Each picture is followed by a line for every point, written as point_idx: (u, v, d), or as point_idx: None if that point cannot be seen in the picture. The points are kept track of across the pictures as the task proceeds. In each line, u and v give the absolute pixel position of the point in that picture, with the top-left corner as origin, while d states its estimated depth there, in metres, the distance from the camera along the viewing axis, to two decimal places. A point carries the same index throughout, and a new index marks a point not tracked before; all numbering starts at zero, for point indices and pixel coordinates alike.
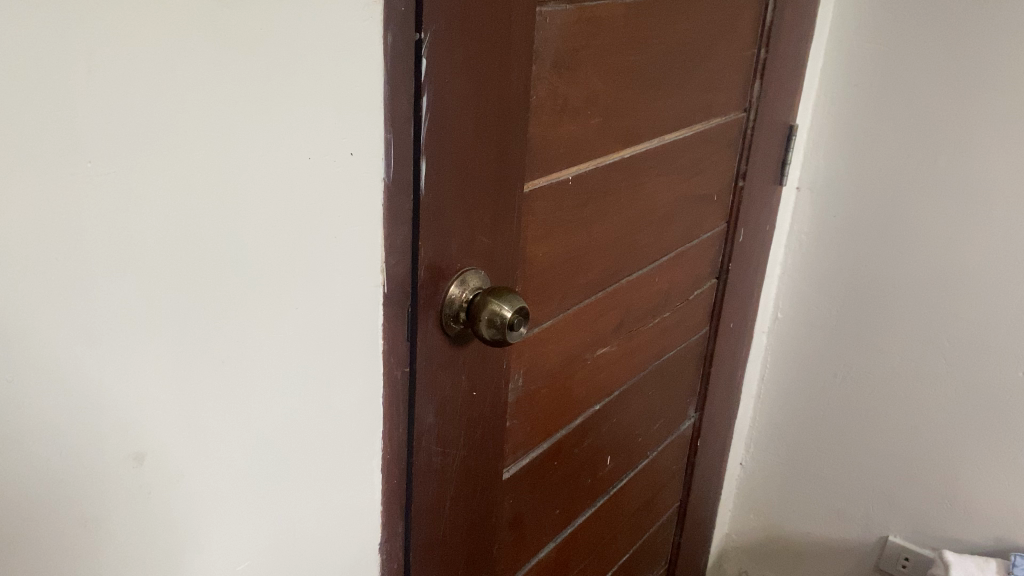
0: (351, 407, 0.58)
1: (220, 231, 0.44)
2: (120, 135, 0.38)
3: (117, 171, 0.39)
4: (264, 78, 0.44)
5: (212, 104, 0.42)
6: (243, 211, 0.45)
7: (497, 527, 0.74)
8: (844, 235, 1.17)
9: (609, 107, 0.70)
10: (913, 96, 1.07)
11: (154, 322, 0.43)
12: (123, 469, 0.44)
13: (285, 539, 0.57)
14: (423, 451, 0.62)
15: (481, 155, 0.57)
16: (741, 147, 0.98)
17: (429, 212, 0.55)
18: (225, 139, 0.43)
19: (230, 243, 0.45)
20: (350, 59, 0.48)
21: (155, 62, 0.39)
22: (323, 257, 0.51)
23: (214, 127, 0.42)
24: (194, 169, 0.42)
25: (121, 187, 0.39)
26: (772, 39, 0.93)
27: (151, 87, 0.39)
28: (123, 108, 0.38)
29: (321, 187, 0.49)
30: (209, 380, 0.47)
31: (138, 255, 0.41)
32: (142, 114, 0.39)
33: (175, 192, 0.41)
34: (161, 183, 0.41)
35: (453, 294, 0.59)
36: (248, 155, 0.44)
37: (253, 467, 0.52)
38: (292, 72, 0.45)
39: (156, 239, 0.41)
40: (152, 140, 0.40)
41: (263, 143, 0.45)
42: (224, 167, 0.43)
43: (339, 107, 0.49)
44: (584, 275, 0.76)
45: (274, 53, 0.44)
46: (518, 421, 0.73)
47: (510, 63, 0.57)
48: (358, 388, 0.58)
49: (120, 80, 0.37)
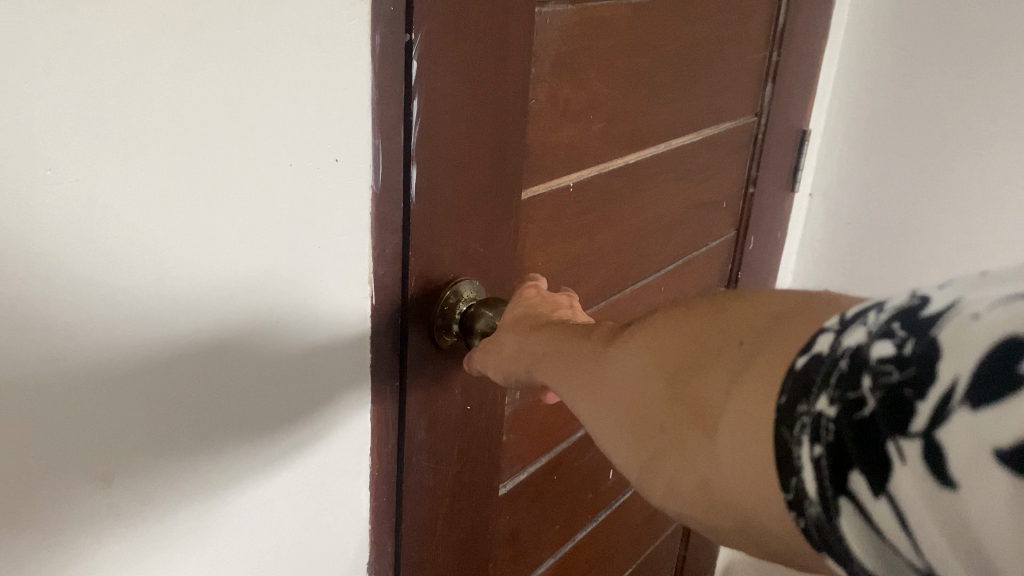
0: (341, 423, 0.55)
1: (194, 239, 0.42)
2: (86, 142, 0.36)
3: (82, 180, 0.37)
4: (243, 80, 0.41)
5: (183, 107, 0.39)
6: (220, 218, 0.43)
7: (493, 544, 0.72)
8: (856, 242, 1.18)
9: (613, 112, 0.68)
10: (929, 98, 1.06)
11: (119, 334, 0.41)
12: (90, 486, 0.43)
13: (266, 559, 0.54)
14: (414, 466, 0.60)
15: (475, 159, 0.55)
16: (752, 152, 0.95)
17: (419, 219, 0.53)
18: (199, 144, 0.41)
19: (205, 253, 0.43)
20: (337, 59, 0.45)
21: (126, 64, 0.37)
22: (308, 269, 0.49)
23: (185, 131, 0.40)
24: (166, 176, 0.40)
25: (85, 196, 0.37)
26: (784, 41, 0.91)
27: (117, 91, 0.37)
28: (86, 114, 0.36)
29: (307, 196, 0.47)
30: (181, 396, 0.45)
31: (101, 266, 0.39)
32: (108, 119, 0.37)
33: (146, 200, 0.39)
34: (129, 191, 0.39)
35: (447, 305, 0.57)
36: (224, 160, 0.42)
37: (231, 484, 0.50)
38: (275, 74, 0.43)
39: (124, 246, 0.40)
40: (119, 146, 0.38)
41: (240, 149, 0.42)
42: (198, 174, 0.41)
43: (325, 111, 0.46)
44: (586, 284, 0.73)
45: (254, 52, 0.41)
46: (516, 435, 0.71)
47: (507, 63, 0.54)
48: (346, 405, 0.55)
49: (82, 83, 0.35)
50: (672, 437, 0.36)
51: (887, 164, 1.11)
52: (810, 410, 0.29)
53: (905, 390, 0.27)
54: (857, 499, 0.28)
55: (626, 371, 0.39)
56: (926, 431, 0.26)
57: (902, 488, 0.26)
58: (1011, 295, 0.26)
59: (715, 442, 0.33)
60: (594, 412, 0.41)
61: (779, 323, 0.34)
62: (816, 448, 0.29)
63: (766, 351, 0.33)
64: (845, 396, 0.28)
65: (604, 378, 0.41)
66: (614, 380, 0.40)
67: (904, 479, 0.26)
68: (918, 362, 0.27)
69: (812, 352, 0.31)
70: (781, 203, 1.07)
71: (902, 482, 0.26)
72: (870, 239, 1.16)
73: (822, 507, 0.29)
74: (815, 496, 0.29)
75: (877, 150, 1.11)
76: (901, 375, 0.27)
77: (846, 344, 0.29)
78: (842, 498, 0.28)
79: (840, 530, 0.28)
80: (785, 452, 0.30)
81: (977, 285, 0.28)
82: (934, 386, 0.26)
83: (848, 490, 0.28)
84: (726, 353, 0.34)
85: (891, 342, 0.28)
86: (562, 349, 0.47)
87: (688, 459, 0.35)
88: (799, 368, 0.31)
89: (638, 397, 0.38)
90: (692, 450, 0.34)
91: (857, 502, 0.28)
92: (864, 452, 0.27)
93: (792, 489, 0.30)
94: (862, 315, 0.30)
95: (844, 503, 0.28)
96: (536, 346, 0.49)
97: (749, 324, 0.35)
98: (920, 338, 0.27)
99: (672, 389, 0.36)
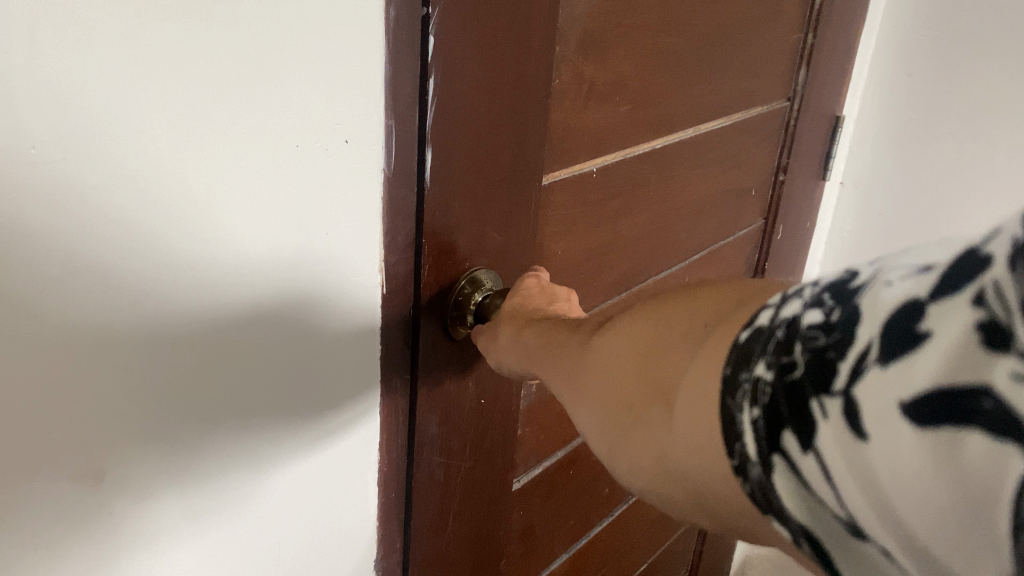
0: (349, 418, 0.53)
1: (190, 223, 0.40)
2: (71, 120, 0.34)
3: (69, 159, 0.35)
4: (246, 55, 0.39)
5: (181, 83, 0.37)
6: (221, 198, 0.41)
7: (505, 541, 0.69)
8: (888, 233, 1.14)
9: (640, 94, 0.65)
10: (969, 86, 1.01)
11: (112, 325, 0.39)
12: (83, 481, 0.41)
13: (268, 556, 0.52)
14: (424, 463, 0.57)
15: (494, 142, 0.52)
16: (784, 138, 0.92)
17: (433, 205, 0.50)
18: (197, 122, 0.38)
19: (202, 238, 0.41)
20: (349, 34, 0.43)
21: (116, 36, 0.34)
22: (315, 254, 0.46)
23: (183, 109, 0.37)
24: (161, 155, 0.37)
25: (72, 177, 0.35)
26: (819, 23, 0.87)
27: (108, 65, 0.34)
28: (74, 88, 0.34)
29: (314, 179, 0.44)
30: (180, 389, 0.43)
31: (90, 251, 0.37)
32: (98, 94, 0.34)
33: (139, 180, 0.37)
34: (119, 170, 0.36)
35: (464, 295, 0.54)
36: (225, 137, 0.39)
37: (232, 479, 0.48)
38: (280, 49, 0.40)
39: (114, 229, 0.37)
40: (109, 123, 0.35)
41: (242, 128, 0.40)
42: (195, 153, 0.39)
43: (332, 89, 0.43)
44: (606, 275, 0.71)
45: (257, 24, 0.39)
46: (530, 429, 0.68)
47: (530, 41, 0.51)
48: (355, 399, 0.53)
49: (68, 55, 0.33)
50: (639, 419, 0.35)
51: (922, 154, 1.07)
52: (751, 376, 0.29)
53: (830, 352, 0.27)
54: (789, 457, 0.27)
55: (604, 358, 0.39)
56: (846, 389, 0.26)
57: (825, 443, 0.26)
58: (923, 263, 0.26)
59: (674, 422, 0.33)
60: (574, 393, 0.41)
61: (742, 307, 0.33)
62: (755, 412, 0.28)
63: (721, 331, 0.32)
64: (780, 362, 0.28)
65: (592, 368, 0.40)
66: (598, 368, 0.39)
67: (826, 435, 0.26)
68: (842, 327, 0.27)
69: (757, 325, 0.30)
70: (811, 191, 1.04)
71: (824, 437, 0.26)
72: (901, 231, 1.13)
73: (762, 467, 0.28)
74: (756, 457, 0.28)
75: (913, 138, 1.07)
76: (827, 340, 0.27)
77: (783, 315, 0.29)
78: (776, 456, 0.28)
79: (775, 489, 0.28)
80: (730, 420, 0.30)
81: (900, 255, 0.28)
82: (854, 347, 0.26)
83: (781, 449, 0.28)
84: (685, 337, 0.34)
85: (820, 310, 0.28)
86: (552, 342, 0.46)
87: (652, 440, 0.34)
88: (745, 340, 0.30)
89: (613, 382, 0.38)
90: (653, 431, 0.34)
91: (789, 460, 0.27)
92: (795, 413, 0.27)
93: (737, 454, 0.29)
94: (799, 289, 0.30)
95: (778, 462, 0.28)
96: (529, 341, 0.48)
97: (717, 306, 0.34)
98: (846, 306, 0.27)
99: (640, 371, 0.36)
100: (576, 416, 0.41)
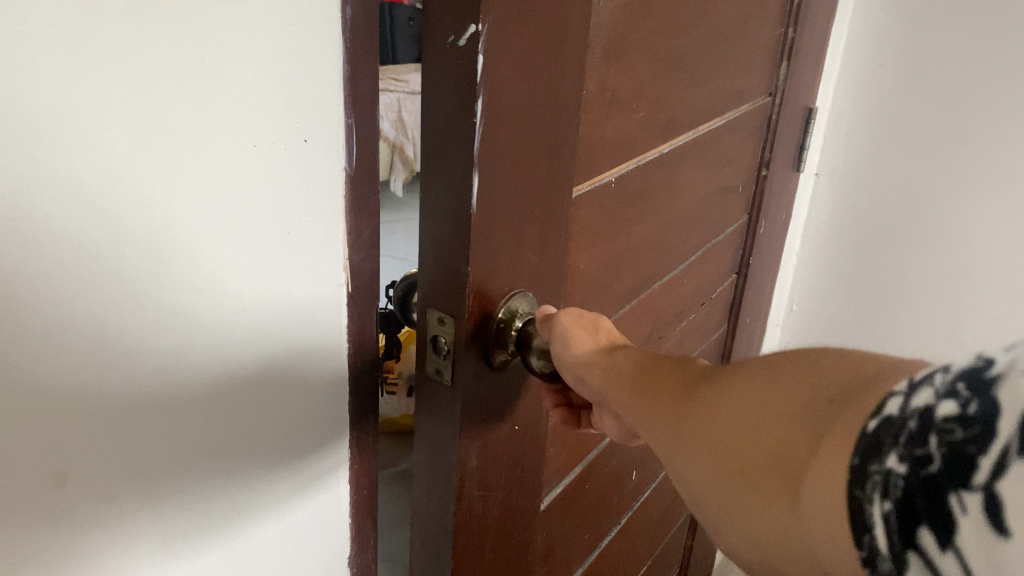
0: (322, 419, 0.52)
1: (153, 225, 0.39)
2: (22, 125, 0.33)
3: (25, 160, 0.33)
4: (202, 53, 0.38)
5: (138, 81, 0.36)
6: (179, 200, 0.39)
7: (529, 564, 0.67)
8: (863, 219, 1.17)
9: (652, 99, 0.63)
10: (936, 75, 1.04)
11: (71, 330, 0.37)
12: (44, 490, 0.39)
13: (238, 556, 0.51)
14: (466, 498, 0.54)
15: (529, 158, 0.49)
16: (765, 133, 0.92)
17: (476, 230, 0.47)
18: (153, 121, 0.37)
19: (164, 238, 0.39)
20: (305, 29, 0.42)
21: (73, 35, 0.33)
22: (278, 252, 0.45)
23: (138, 110, 0.36)
24: (117, 157, 0.36)
25: (31, 176, 0.34)
26: (799, 17, 0.87)
27: (61, 67, 0.33)
28: (31, 89, 0.33)
29: (274, 177, 0.43)
30: (143, 394, 0.41)
31: (55, 249, 0.36)
32: (51, 94, 0.33)
33: (95, 181, 0.36)
34: (75, 171, 0.35)
35: (501, 321, 0.51)
36: (183, 137, 0.38)
37: (205, 484, 0.46)
38: (243, 47, 0.39)
39: (74, 229, 0.36)
40: (63, 125, 0.34)
41: (202, 127, 0.39)
42: (151, 154, 0.37)
43: (291, 85, 0.42)
44: (619, 284, 0.69)
45: (213, 22, 0.37)
46: (553, 449, 0.66)
47: (563, 51, 0.49)
48: (324, 401, 0.52)
49: (23, 56, 0.32)
50: (757, 490, 0.33)
51: (894, 140, 1.10)
52: (880, 468, 0.27)
53: (970, 447, 0.25)
54: (926, 555, 0.26)
55: (709, 414, 0.37)
56: (992, 486, 0.24)
57: (969, 543, 0.25)
58: None
59: (800, 502, 0.31)
60: (673, 459, 0.39)
61: (869, 386, 0.31)
62: (886, 505, 0.27)
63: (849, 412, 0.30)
64: (914, 454, 0.27)
65: (695, 431, 0.38)
66: (708, 426, 0.37)
67: (971, 534, 0.25)
68: (981, 421, 0.25)
69: (882, 416, 0.28)
70: (787, 181, 1.03)
71: (968, 536, 0.25)
72: (875, 216, 1.16)
73: (892, 564, 0.27)
74: (885, 553, 0.27)
75: (882, 126, 1.10)
76: (966, 434, 0.25)
77: (913, 404, 0.27)
78: (910, 553, 0.26)
79: None
80: (854, 513, 0.28)
81: None
82: (998, 442, 0.24)
83: (916, 545, 0.26)
84: (811, 411, 0.32)
85: (956, 402, 0.26)
86: (644, 380, 0.44)
87: (773, 521, 0.32)
88: (870, 431, 0.28)
89: (722, 440, 0.36)
90: (774, 512, 0.32)
91: (926, 560, 0.26)
92: (933, 510, 0.26)
93: (863, 548, 0.28)
94: (928, 375, 0.28)
95: (914, 560, 0.26)
96: (610, 374, 0.46)
97: (844, 382, 0.32)
98: (984, 398, 0.25)
99: (755, 439, 0.34)
100: (683, 488, 0.39)
